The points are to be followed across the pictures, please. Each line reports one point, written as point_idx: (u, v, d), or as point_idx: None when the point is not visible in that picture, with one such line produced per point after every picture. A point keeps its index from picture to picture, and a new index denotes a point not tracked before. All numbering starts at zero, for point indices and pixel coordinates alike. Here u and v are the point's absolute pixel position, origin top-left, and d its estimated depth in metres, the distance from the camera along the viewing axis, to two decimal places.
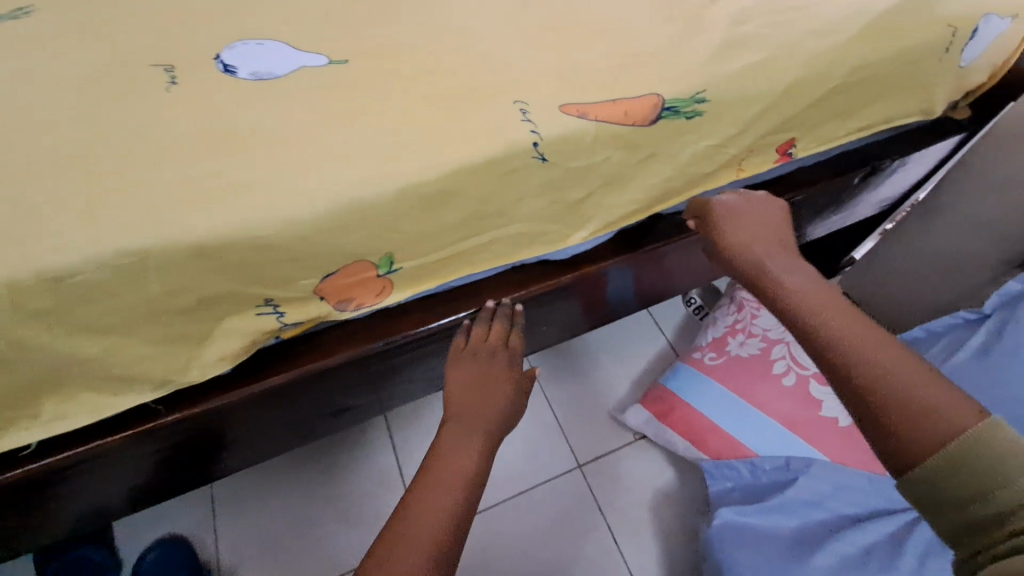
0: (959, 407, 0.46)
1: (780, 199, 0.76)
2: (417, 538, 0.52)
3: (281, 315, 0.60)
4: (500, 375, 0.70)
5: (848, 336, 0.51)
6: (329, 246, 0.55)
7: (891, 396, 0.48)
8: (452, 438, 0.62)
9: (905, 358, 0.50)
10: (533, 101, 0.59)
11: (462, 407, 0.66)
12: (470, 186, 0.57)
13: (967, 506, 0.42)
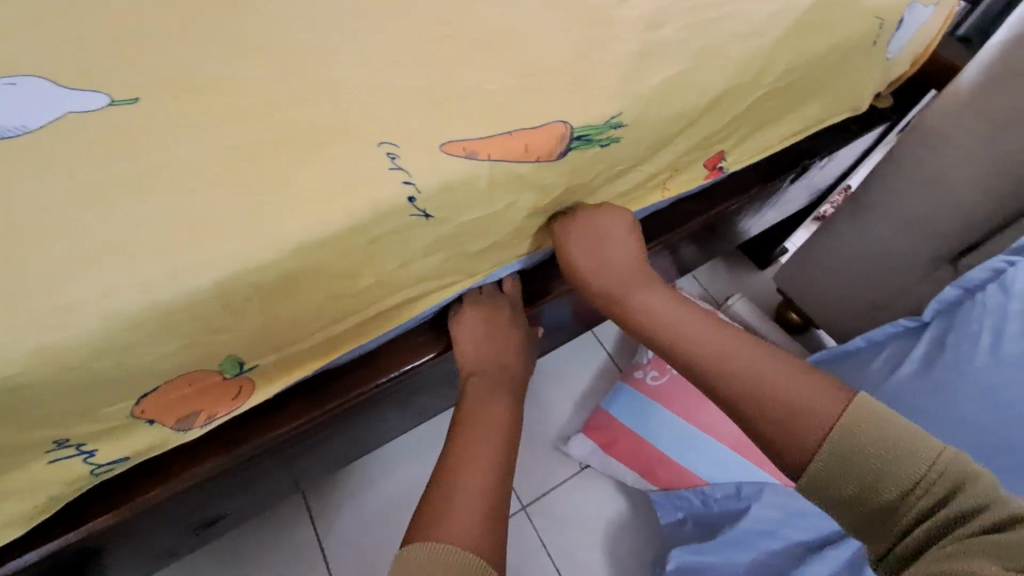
0: (825, 403, 0.48)
1: (625, 210, 0.63)
2: (459, 515, 0.49)
3: (90, 454, 0.45)
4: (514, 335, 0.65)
5: (733, 379, 0.52)
6: (129, 367, 0.39)
7: (776, 419, 0.49)
8: (478, 400, 0.59)
9: (776, 372, 0.52)
10: (404, 141, 0.46)
11: (486, 368, 0.62)
12: (330, 263, 0.43)
13: (874, 496, 0.44)
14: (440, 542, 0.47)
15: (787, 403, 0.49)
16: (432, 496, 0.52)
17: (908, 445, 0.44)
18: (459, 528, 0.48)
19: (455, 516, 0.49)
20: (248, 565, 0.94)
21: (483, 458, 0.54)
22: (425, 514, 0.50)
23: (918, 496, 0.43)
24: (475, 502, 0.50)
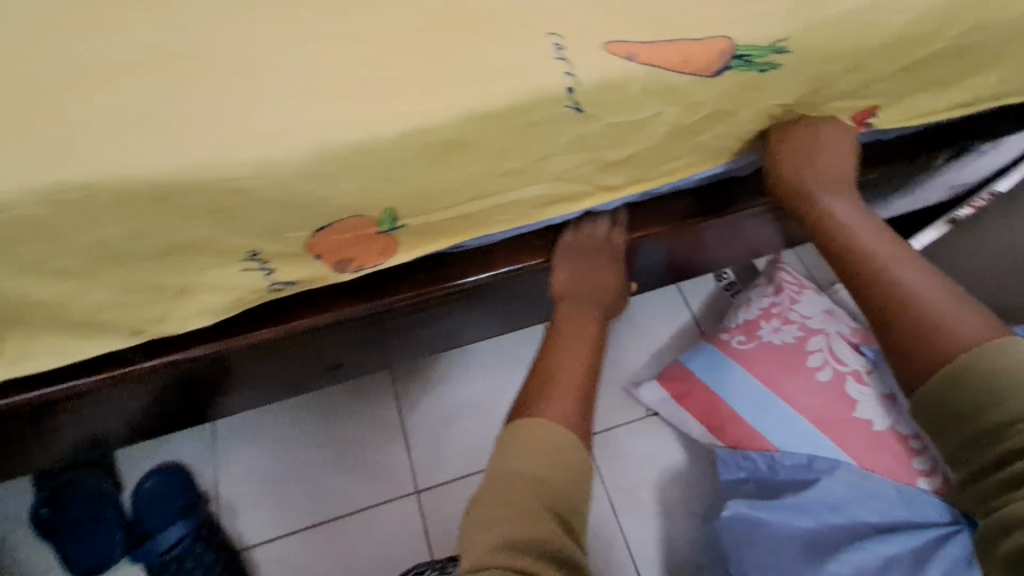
0: (967, 330, 0.53)
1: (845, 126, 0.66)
2: (554, 405, 0.62)
3: (271, 274, 0.54)
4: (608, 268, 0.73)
5: (912, 293, 0.57)
6: (315, 197, 0.47)
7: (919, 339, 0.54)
8: (567, 323, 0.72)
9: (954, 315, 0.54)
10: (571, 35, 0.48)
11: (576, 296, 0.73)
12: (487, 138, 0.48)
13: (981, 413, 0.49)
14: (544, 420, 0.61)
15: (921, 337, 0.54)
16: (531, 389, 0.65)
17: (1006, 381, 0.49)
18: (558, 413, 0.62)
19: (552, 404, 0.63)
20: (338, 426, 1.07)
21: (574, 368, 0.67)
22: (527, 402, 0.64)
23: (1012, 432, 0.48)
24: (570, 395, 0.64)
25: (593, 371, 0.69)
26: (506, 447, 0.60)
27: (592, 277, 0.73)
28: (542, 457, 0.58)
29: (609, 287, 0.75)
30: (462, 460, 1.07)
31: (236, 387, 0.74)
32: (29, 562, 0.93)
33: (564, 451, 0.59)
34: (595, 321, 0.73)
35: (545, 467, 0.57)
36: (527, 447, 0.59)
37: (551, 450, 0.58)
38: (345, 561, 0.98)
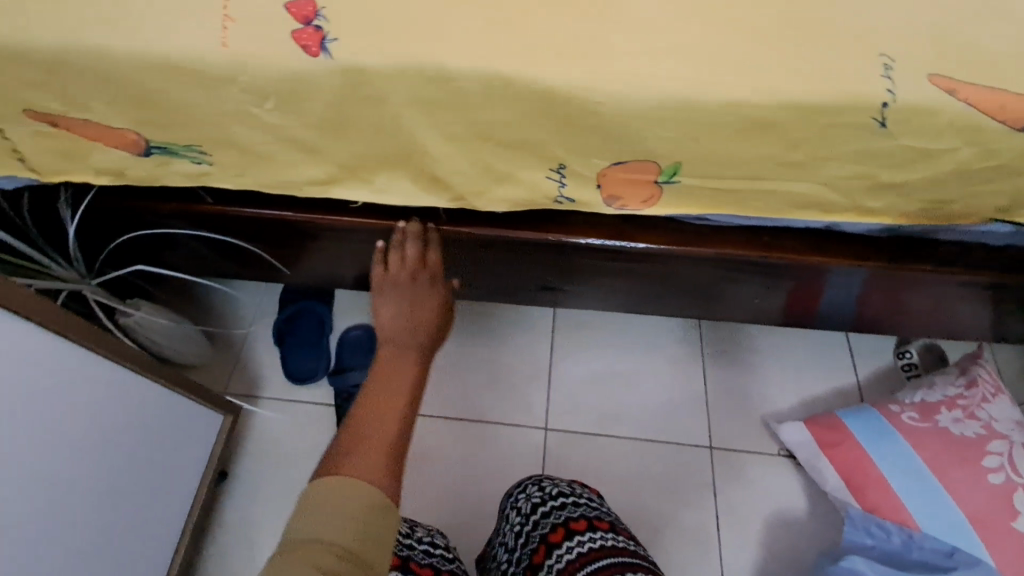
0: None
1: None
2: (365, 456, 0.55)
3: (563, 187, 0.68)
4: (428, 293, 0.77)
5: None
6: (637, 134, 0.59)
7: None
8: (386, 356, 0.68)
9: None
10: (903, 59, 0.54)
11: (399, 325, 0.72)
12: (793, 126, 0.57)
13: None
14: (341, 475, 0.53)
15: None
16: (347, 433, 0.57)
17: None
18: (370, 465, 0.54)
19: (365, 454, 0.55)
20: (499, 349, 1.23)
21: (388, 407, 0.60)
22: (344, 447, 0.56)
23: None
24: (385, 447, 0.56)
25: (415, 414, 0.61)
26: (315, 498, 0.51)
27: (413, 306, 0.75)
28: (354, 521, 0.50)
29: (433, 313, 0.76)
30: (593, 418, 1.17)
31: (465, 275, 0.90)
32: (257, 355, 1.19)
33: (368, 515, 0.51)
34: (416, 368, 0.66)
35: (341, 527, 0.49)
36: (326, 504, 0.50)
37: (365, 521, 0.50)
38: (474, 457, 1.14)
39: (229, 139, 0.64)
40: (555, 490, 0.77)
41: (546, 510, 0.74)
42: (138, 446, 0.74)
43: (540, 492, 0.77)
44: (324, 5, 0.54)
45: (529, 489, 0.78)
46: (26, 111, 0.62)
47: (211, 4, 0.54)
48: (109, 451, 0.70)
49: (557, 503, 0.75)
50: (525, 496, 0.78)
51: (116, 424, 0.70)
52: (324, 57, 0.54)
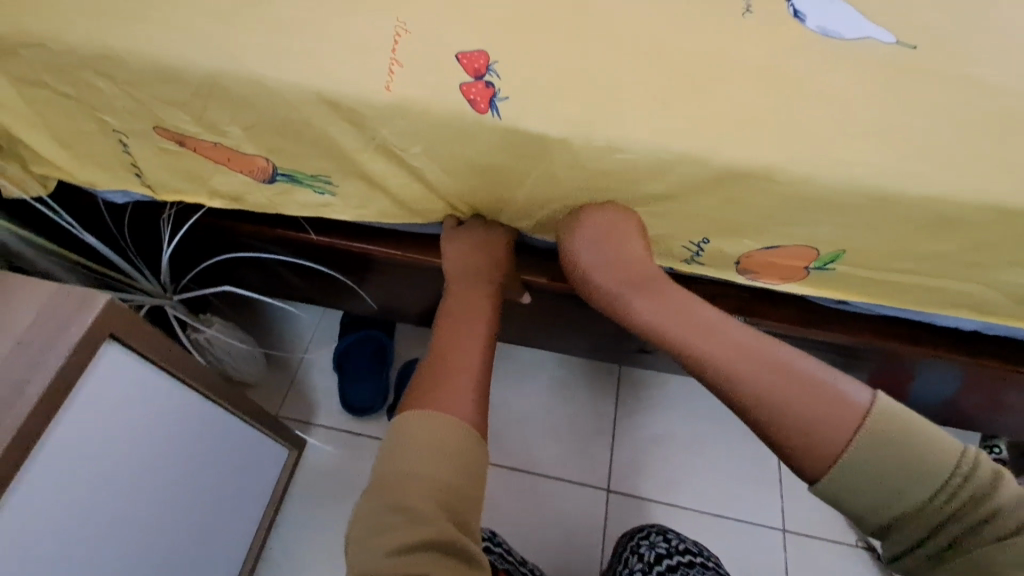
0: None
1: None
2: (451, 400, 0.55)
3: (697, 256, 0.61)
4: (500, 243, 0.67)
5: None
6: (810, 222, 0.54)
7: (801, 390, 0.50)
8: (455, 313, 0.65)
9: (721, 356, 0.53)
10: None
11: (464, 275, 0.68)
12: (986, 226, 0.52)
13: (893, 500, 0.46)
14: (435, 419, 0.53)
15: (815, 399, 0.49)
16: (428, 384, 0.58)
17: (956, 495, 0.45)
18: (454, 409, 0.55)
19: (448, 400, 0.55)
20: (563, 399, 1.17)
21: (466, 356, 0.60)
22: (425, 391, 0.56)
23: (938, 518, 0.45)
24: (468, 388, 0.57)
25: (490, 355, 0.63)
26: (394, 445, 0.52)
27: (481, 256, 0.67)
28: (426, 456, 0.51)
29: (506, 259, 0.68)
30: (658, 483, 1.11)
31: (558, 326, 0.85)
32: (313, 380, 1.13)
33: (454, 449, 0.52)
34: (487, 314, 0.66)
35: (431, 469, 0.50)
36: (411, 441, 0.51)
37: (437, 456, 0.51)
38: (531, 513, 1.08)
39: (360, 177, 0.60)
40: (682, 547, 0.79)
41: (671, 565, 0.76)
42: (220, 487, 0.70)
43: (665, 544, 0.80)
44: (498, 61, 0.51)
45: (654, 538, 0.81)
46: (156, 128, 0.59)
47: (381, 46, 0.51)
48: (196, 495, 0.65)
49: (685, 560, 0.76)
50: (649, 543, 0.80)
51: (209, 468, 0.66)
52: (493, 116, 0.50)
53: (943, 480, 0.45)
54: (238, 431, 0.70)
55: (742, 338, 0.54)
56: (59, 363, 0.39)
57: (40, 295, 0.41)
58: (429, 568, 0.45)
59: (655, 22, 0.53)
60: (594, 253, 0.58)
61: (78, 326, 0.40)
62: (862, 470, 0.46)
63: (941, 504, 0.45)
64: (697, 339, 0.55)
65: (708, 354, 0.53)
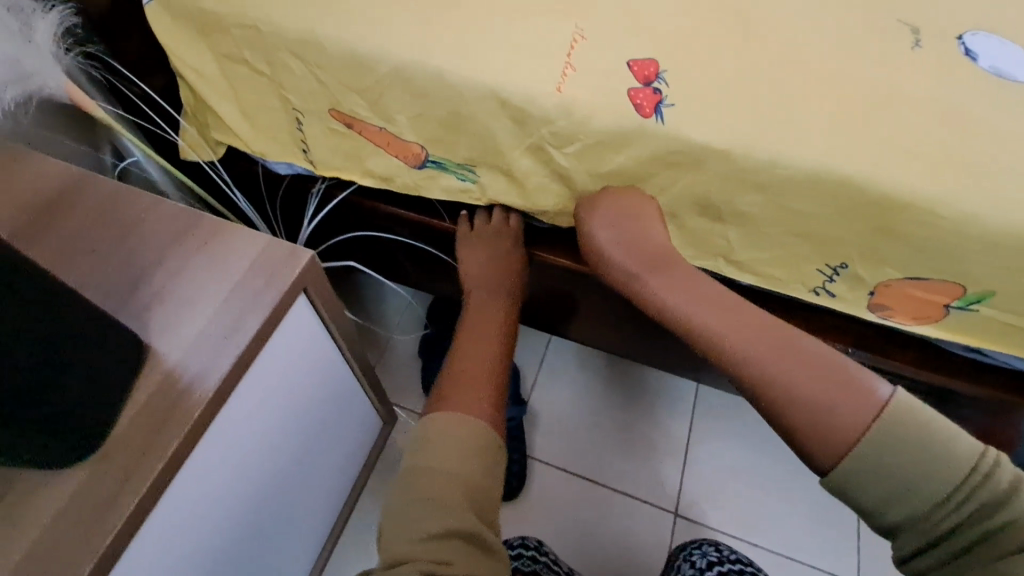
0: (855, 416, 0.45)
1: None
2: (474, 404, 0.58)
3: (830, 281, 0.61)
4: (504, 257, 0.73)
5: (764, 373, 0.50)
6: (963, 258, 0.53)
7: (807, 368, 0.49)
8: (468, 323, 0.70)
9: (755, 350, 0.51)
10: None
11: (488, 286, 0.73)
12: None
13: (910, 493, 0.42)
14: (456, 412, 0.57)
15: (813, 377, 0.48)
16: (451, 378, 0.62)
17: (953, 472, 0.41)
18: (477, 405, 0.59)
19: (469, 401, 0.58)
20: (637, 411, 1.11)
21: (484, 365, 0.64)
22: (447, 396, 0.59)
23: (952, 499, 0.41)
24: (483, 391, 0.61)
25: (502, 368, 0.66)
26: (425, 444, 0.54)
27: (486, 265, 0.73)
28: (460, 453, 0.53)
29: (512, 273, 0.74)
30: (728, 514, 1.03)
31: (658, 340, 0.86)
32: (397, 365, 1.17)
33: (476, 448, 0.54)
34: (501, 329, 0.71)
35: (461, 461, 0.52)
36: (443, 444, 0.53)
37: (466, 454, 0.53)
38: (589, 523, 1.02)
39: (505, 171, 0.63)
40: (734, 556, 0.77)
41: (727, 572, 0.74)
42: (330, 451, 0.72)
43: (717, 552, 0.78)
44: (667, 69, 0.53)
45: (705, 548, 0.80)
46: (331, 110, 0.65)
47: (558, 50, 0.54)
48: (315, 460, 0.68)
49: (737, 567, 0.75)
50: (700, 552, 0.79)
51: (327, 431, 0.68)
52: (656, 121, 0.52)
53: (961, 478, 0.41)
54: (357, 400, 0.74)
55: (762, 326, 0.53)
56: (270, 306, 0.43)
57: (252, 243, 0.45)
58: (462, 557, 0.46)
59: (824, 50, 0.54)
60: (614, 232, 0.60)
61: (286, 274, 0.44)
62: (899, 471, 0.42)
63: (955, 505, 0.41)
64: (718, 320, 0.54)
65: (744, 349, 0.51)
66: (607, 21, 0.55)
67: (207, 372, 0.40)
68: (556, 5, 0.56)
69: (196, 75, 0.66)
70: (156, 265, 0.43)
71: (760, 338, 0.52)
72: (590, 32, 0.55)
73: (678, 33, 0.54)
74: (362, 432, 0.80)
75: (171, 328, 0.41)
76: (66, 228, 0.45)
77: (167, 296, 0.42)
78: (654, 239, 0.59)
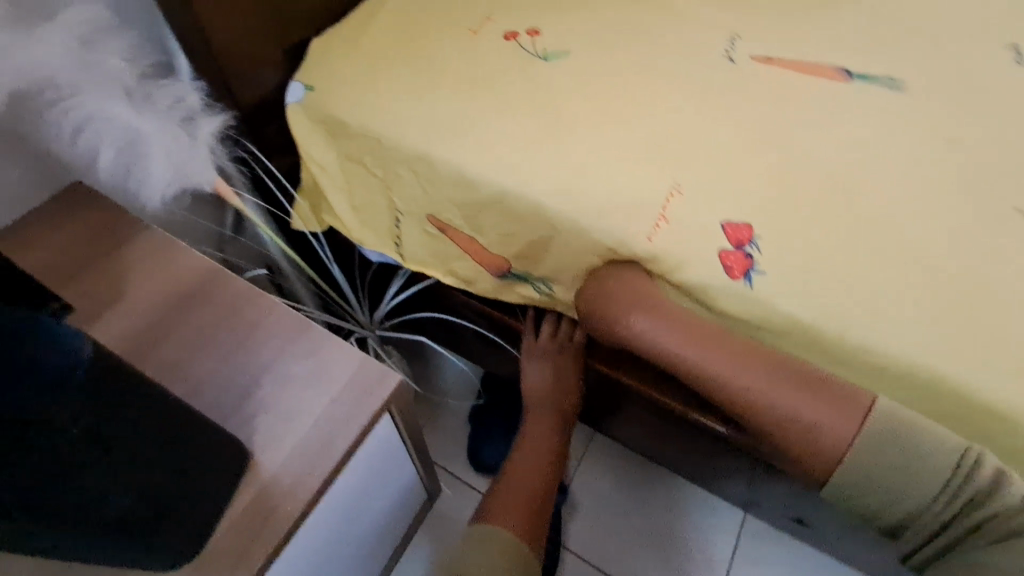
0: (843, 432, 0.49)
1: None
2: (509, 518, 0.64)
3: None
4: (566, 369, 0.74)
5: (775, 411, 0.51)
6: None
7: (829, 402, 0.50)
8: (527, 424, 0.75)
9: (740, 376, 0.52)
10: None
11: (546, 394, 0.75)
12: None
13: (904, 499, 0.48)
14: (491, 529, 0.62)
15: (821, 403, 0.50)
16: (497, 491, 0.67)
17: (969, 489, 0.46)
18: (514, 523, 0.63)
19: (507, 518, 0.64)
20: (680, 524, 1.06)
21: (528, 482, 0.68)
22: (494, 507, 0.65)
23: (937, 500, 0.47)
24: (521, 510, 0.65)
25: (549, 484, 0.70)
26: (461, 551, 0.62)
27: (549, 374, 0.74)
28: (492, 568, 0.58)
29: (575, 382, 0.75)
30: None
31: (712, 468, 0.84)
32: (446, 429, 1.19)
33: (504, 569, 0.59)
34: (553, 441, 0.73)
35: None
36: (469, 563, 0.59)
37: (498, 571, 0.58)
38: None
39: None
40: None
41: None
42: (379, 535, 0.75)
43: None
44: (761, 235, 0.54)
45: None
46: (428, 215, 0.70)
47: (654, 202, 0.57)
48: (365, 543, 0.71)
49: None
50: None
51: (379, 516, 0.71)
52: (744, 285, 0.53)
53: (942, 482, 0.47)
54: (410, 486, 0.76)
55: (748, 352, 0.53)
56: (358, 430, 0.46)
57: (348, 361, 0.49)
58: None
59: (927, 234, 0.53)
60: (654, 325, 0.55)
61: (377, 398, 0.48)
62: (900, 482, 0.48)
63: (945, 508, 0.47)
64: (689, 350, 0.54)
65: (771, 398, 0.51)
66: (705, 180, 0.58)
67: (297, 489, 0.44)
68: (656, 159, 0.59)
69: (319, 168, 0.73)
70: (266, 372, 0.49)
71: (729, 349, 0.53)
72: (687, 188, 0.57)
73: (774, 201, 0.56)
74: (409, 511, 0.83)
75: (273, 438, 0.46)
76: (199, 323, 0.51)
77: (272, 405, 0.47)
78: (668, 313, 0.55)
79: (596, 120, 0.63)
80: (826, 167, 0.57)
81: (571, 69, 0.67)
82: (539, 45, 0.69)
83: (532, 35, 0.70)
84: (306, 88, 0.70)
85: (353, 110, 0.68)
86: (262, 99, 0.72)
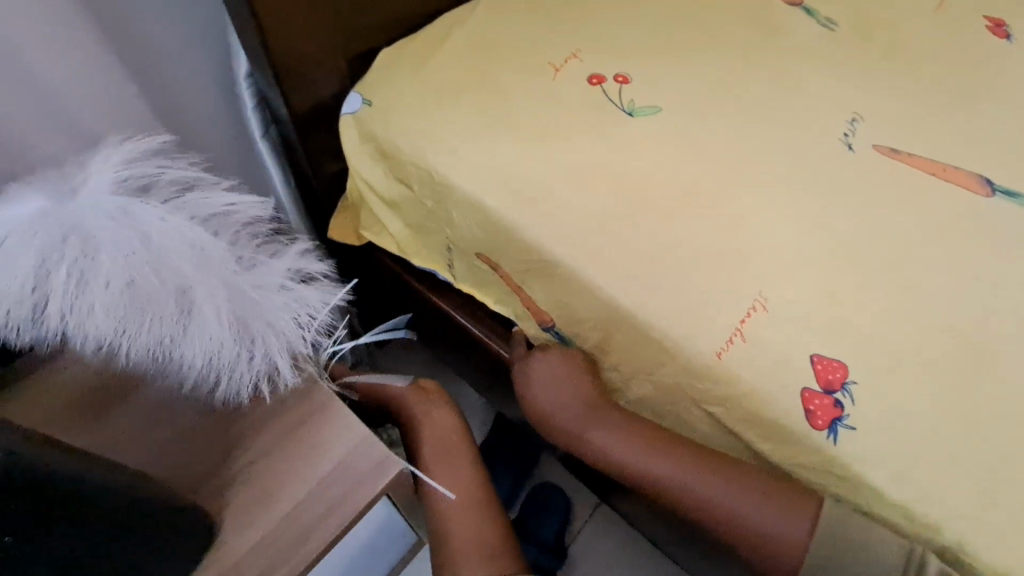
0: (785, 532, 0.45)
1: None
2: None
3: None
4: (430, 426, 0.59)
5: (681, 494, 0.48)
6: None
7: (705, 473, 0.48)
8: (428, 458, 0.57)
9: (607, 440, 0.52)
10: None
11: (433, 448, 0.57)
12: None
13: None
14: None
15: (728, 486, 0.47)
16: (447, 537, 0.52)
17: None
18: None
19: None
20: None
21: (464, 528, 0.53)
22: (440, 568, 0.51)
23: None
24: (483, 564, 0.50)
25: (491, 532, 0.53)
26: None
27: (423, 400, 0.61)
28: None
29: (434, 441, 0.58)
30: None
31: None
32: None
33: None
34: (461, 465, 0.57)
35: None
36: None
37: None
38: None
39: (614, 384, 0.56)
40: None
41: None
42: None
43: None
44: (855, 380, 0.48)
45: None
46: (483, 254, 0.62)
47: (731, 315, 0.50)
48: None
49: None
50: None
51: None
52: (828, 439, 0.46)
53: None
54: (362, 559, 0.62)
55: (606, 409, 0.53)
56: (349, 517, 0.44)
57: (352, 435, 0.48)
58: None
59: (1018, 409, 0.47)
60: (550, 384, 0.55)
61: (365, 492, 0.45)
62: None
63: None
64: (594, 426, 0.53)
65: (659, 470, 0.49)
66: (793, 296, 0.51)
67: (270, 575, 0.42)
68: (733, 258, 0.52)
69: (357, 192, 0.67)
70: (256, 433, 0.48)
71: (588, 415, 0.53)
72: (773, 305, 0.50)
73: (862, 334, 0.50)
74: None
75: (243, 517, 0.44)
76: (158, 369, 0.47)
77: (251, 477, 0.46)
78: (562, 388, 0.55)
79: (675, 196, 0.56)
80: (922, 304, 0.51)
81: (661, 129, 0.60)
82: (627, 95, 0.62)
83: (620, 83, 0.63)
84: (365, 101, 0.65)
85: (408, 135, 0.62)
86: (317, 105, 0.68)
